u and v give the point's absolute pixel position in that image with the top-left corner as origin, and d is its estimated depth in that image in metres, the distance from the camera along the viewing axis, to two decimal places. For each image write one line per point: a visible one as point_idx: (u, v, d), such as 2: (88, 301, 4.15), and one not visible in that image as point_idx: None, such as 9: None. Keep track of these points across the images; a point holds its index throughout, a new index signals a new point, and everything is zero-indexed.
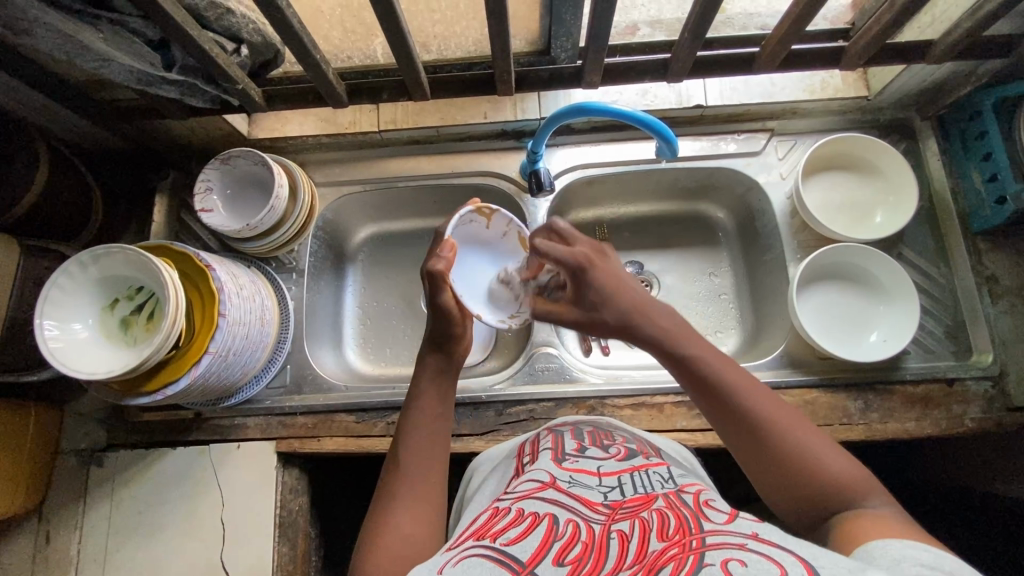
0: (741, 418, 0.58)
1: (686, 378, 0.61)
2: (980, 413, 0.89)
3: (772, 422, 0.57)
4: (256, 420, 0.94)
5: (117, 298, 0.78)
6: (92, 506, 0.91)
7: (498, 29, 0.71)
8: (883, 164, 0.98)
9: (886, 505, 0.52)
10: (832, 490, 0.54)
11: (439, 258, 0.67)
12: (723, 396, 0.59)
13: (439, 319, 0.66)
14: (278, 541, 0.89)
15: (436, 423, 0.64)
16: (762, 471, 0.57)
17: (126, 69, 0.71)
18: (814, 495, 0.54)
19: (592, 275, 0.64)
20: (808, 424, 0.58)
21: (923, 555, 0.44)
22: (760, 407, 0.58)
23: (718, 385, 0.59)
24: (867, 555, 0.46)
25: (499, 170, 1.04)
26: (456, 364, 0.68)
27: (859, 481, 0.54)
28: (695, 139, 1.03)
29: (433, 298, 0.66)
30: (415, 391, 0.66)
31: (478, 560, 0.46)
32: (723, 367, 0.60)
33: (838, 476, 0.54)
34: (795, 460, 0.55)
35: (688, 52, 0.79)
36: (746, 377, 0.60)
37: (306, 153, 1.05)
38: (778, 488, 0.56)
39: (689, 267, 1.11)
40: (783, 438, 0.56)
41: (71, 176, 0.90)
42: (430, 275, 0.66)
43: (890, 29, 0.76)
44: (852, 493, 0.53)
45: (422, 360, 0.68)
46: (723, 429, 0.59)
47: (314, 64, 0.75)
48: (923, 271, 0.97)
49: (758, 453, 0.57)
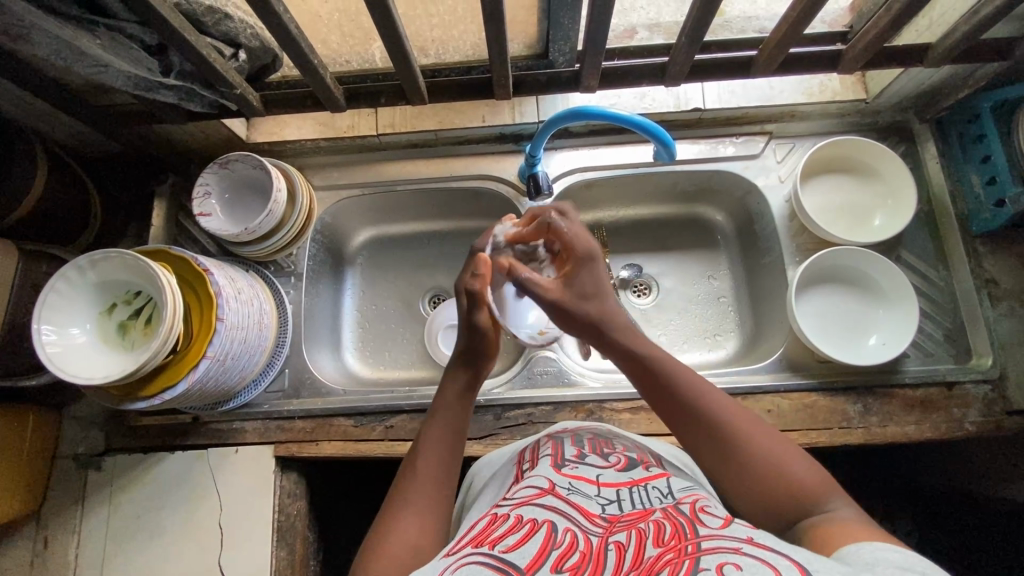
0: (703, 426, 0.59)
1: (649, 388, 0.64)
2: (980, 416, 0.89)
3: (732, 424, 0.58)
4: (255, 424, 0.94)
5: (115, 303, 0.79)
6: (90, 511, 0.91)
7: (495, 33, 0.71)
8: (883, 166, 0.98)
9: (847, 506, 0.52)
10: (791, 495, 0.54)
11: (477, 276, 0.67)
12: (686, 405, 0.60)
13: (473, 336, 0.68)
14: (276, 546, 0.88)
15: (455, 436, 0.65)
16: (726, 480, 0.57)
17: (124, 74, 0.71)
18: (776, 501, 0.54)
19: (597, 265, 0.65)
20: (773, 433, 0.59)
21: (894, 557, 0.43)
22: (721, 416, 0.59)
23: (680, 395, 0.61)
24: (842, 558, 0.45)
25: (498, 173, 1.04)
26: (481, 379, 0.69)
27: (817, 484, 0.54)
28: (693, 142, 1.03)
29: (471, 317, 0.67)
30: (438, 403, 0.67)
31: (476, 566, 0.45)
32: (686, 378, 0.62)
33: (800, 478, 0.54)
34: (757, 467, 0.55)
35: (687, 55, 0.79)
36: (710, 388, 0.62)
37: (305, 157, 1.05)
38: (742, 495, 0.56)
39: (689, 270, 1.11)
40: (745, 445, 0.57)
41: (70, 181, 0.90)
42: (470, 295, 0.67)
43: (888, 32, 0.76)
44: (813, 498, 0.53)
45: (449, 371, 0.69)
46: (688, 439, 0.61)
47: (311, 68, 0.75)
48: (923, 274, 0.96)
49: (720, 461, 0.58)
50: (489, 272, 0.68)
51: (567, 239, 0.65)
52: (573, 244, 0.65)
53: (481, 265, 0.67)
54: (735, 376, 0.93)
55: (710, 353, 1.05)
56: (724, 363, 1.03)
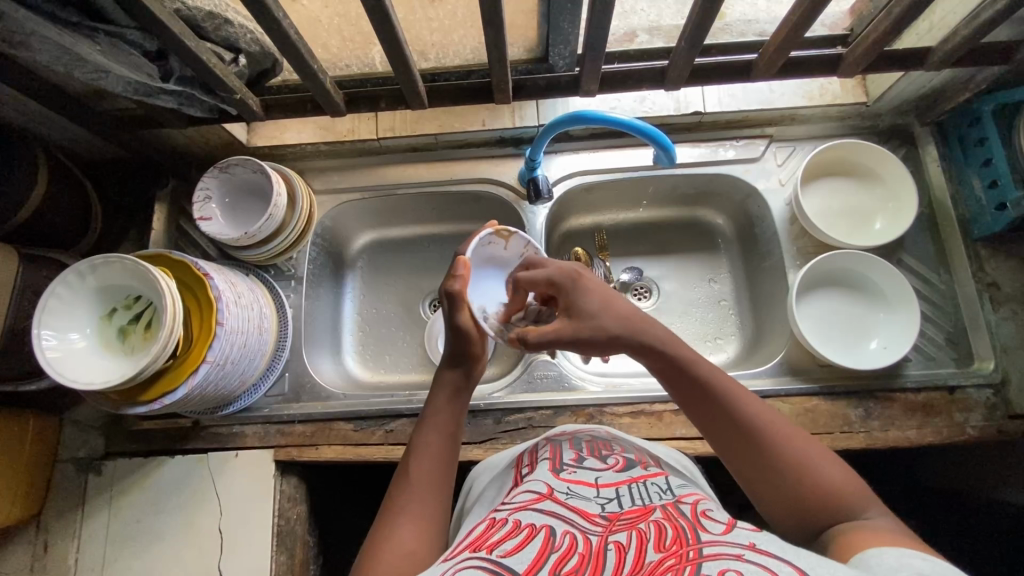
0: (739, 433, 0.58)
1: (682, 392, 0.61)
2: (982, 420, 0.88)
3: (765, 431, 0.57)
4: (255, 428, 0.94)
5: (115, 307, 0.78)
6: (90, 514, 0.91)
7: (495, 38, 0.71)
8: (883, 170, 0.98)
9: (881, 515, 0.52)
10: (829, 504, 0.53)
11: (455, 277, 0.67)
12: (721, 412, 0.59)
13: (458, 337, 0.67)
14: (275, 551, 0.88)
15: (449, 441, 0.65)
16: (760, 486, 0.57)
17: (123, 80, 0.72)
18: (812, 509, 0.54)
19: (585, 287, 0.66)
20: (804, 437, 0.58)
21: (918, 562, 0.43)
22: (758, 422, 0.58)
23: (716, 401, 0.59)
24: (863, 563, 0.45)
25: (498, 176, 1.04)
26: (471, 383, 0.69)
27: (857, 495, 0.54)
28: (693, 146, 1.02)
29: (451, 318, 0.66)
30: (430, 407, 0.67)
31: (474, 571, 0.45)
32: (721, 383, 0.60)
33: (835, 484, 0.54)
34: (792, 475, 0.55)
35: (686, 59, 0.79)
36: (745, 392, 0.60)
37: (306, 161, 1.05)
38: (775, 503, 0.56)
39: (689, 273, 1.11)
40: (781, 453, 0.56)
41: (70, 185, 0.90)
42: (449, 295, 0.67)
43: (889, 35, 0.76)
44: (848, 508, 0.53)
45: (439, 376, 0.69)
46: (721, 445, 0.59)
47: (311, 73, 0.75)
48: (924, 278, 0.96)
49: (756, 468, 0.57)
50: (467, 273, 0.68)
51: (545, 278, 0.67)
52: (555, 280, 0.67)
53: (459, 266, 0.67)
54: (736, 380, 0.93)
55: (711, 356, 1.05)
56: (724, 367, 1.03)
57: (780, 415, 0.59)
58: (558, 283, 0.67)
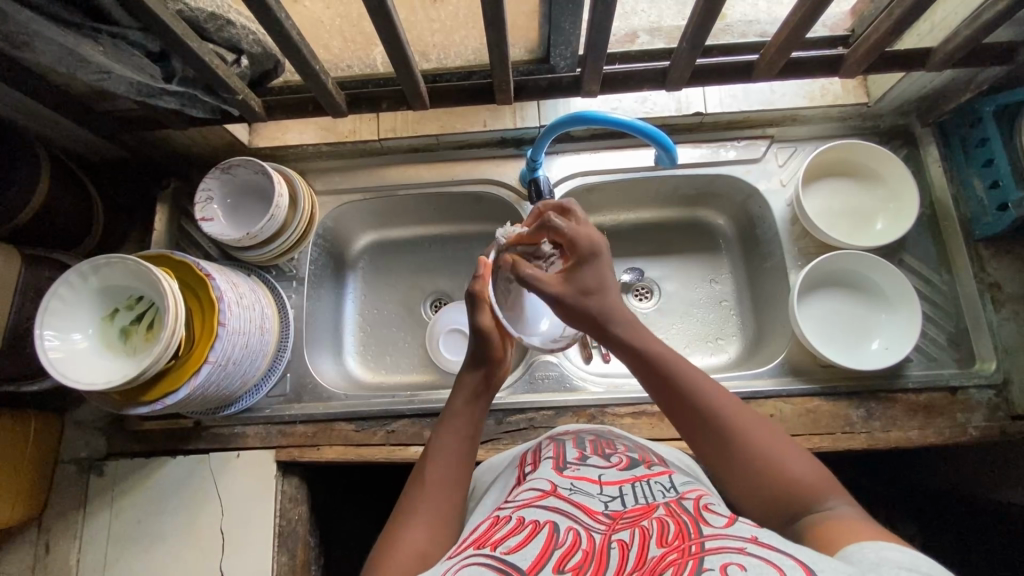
0: (705, 424, 0.58)
1: (649, 383, 0.62)
2: (984, 421, 0.88)
3: (734, 427, 0.57)
4: (256, 429, 0.94)
5: (117, 308, 0.79)
6: (92, 515, 0.91)
7: (497, 39, 0.71)
8: (883, 170, 0.98)
9: (848, 505, 0.52)
10: (792, 495, 0.53)
11: (478, 278, 0.73)
12: (687, 403, 0.59)
13: (479, 337, 0.70)
14: (277, 551, 0.88)
15: (467, 442, 0.65)
16: (726, 477, 0.57)
17: (126, 81, 0.72)
18: (776, 500, 0.54)
19: (600, 261, 0.65)
20: (772, 430, 0.58)
21: (898, 556, 0.43)
22: (723, 414, 0.58)
23: (683, 392, 0.60)
24: (845, 559, 0.45)
25: (499, 177, 1.04)
26: (493, 385, 0.70)
27: (821, 484, 0.53)
28: (694, 146, 1.02)
29: (472, 319, 0.70)
30: (450, 408, 0.68)
31: (477, 568, 0.45)
32: (689, 374, 0.61)
33: (806, 481, 0.54)
34: (757, 466, 0.55)
35: (688, 59, 0.79)
36: (714, 386, 0.60)
37: (307, 161, 1.05)
38: (742, 494, 0.56)
39: (690, 274, 1.11)
40: (745, 444, 0.56)
41: (72, 186, 0.90)
42: (470, 295, 0.72)
43: (889, 37, 0.76)
44: (812, 497, 0.53)
45: (461, 378, 0.70)
46: (692, 439, 0.60)
47: (313, 75, 0.75)
48: (925, 278, 0.96)
49: (721, 458, 0.57)
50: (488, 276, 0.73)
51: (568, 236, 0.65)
52: (576, 242, 0.65)
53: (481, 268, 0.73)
54: (737, 381, 0.93)
55: (712, 357, 1.05)
56: (726, 368, 1.03)
57: (757, 414, 0.59)
58: (577, 247, 0.65)
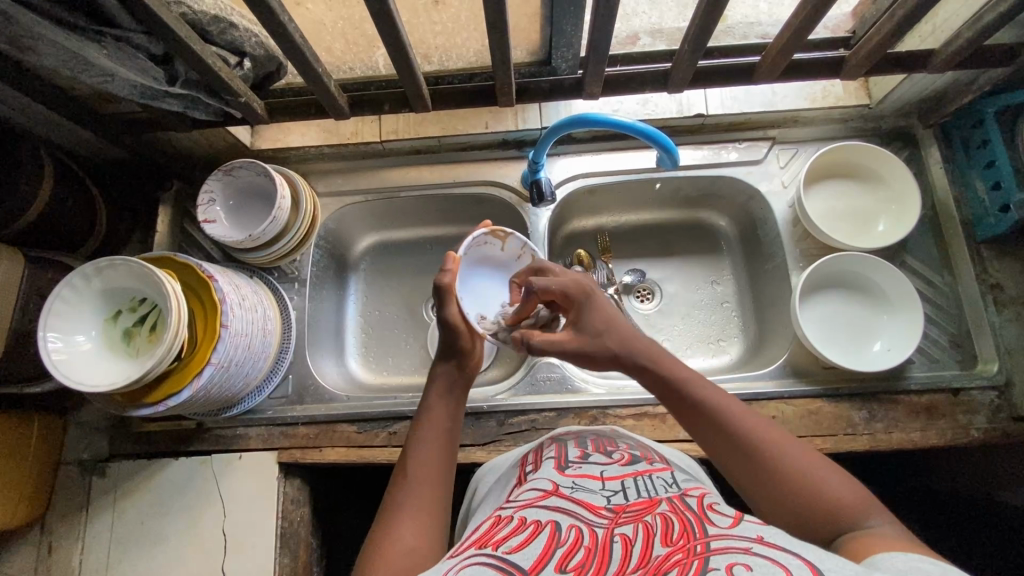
0: (729, 441, 0.59)
1: (671, 403, 0.64)
2: (987, 422, 0.88)
3: (761, 443, 0.58)
4: (258, 430, 0.94)
5: (120, 309, 0.79)
6: (94, 516, 0.91)
7: (498, 41, 0.72)
8: (885, 172, 0.98)
9: (889, 525, 0.51)
10: (830, 508, 0.53)
11: (445, 271, 0.70)
12: (711, 424, 0.60)
13: (450, 332, 0.70)
14: (279, 552, 0.88)
15: (448, 436, 0.65)
16: (753, 492, 0.57)
17: (129, 83, 0.72)
18: (806, 515, 0.54)
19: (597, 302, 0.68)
20: (792, 439, 0.59)
21: (927, 566, 0.43)
22: (748, 431, 0.59)
23: (704, 411, 0.61)
24: (874, 563, 0.45)
25: (501, 178, 1.04)
26: (465, 378, 0.70)
27: (859, 503, 0.53)
28: (696, 148, 1.02)
29: (441, 311, 0.70)
30: (424, 404, 0.68)
31: (480, 567, 0.45)
32: (706, 392, 0.62)
33: (836, 496, 0.54)
34: (785, 482, 0.55)
35: (689, 62, 0.80)
36: (737, 406, 0.61)
37: (308, 163, 1.06)
38: (770, 509, 0.56)
39: (691, 275, 1.11)
40: (771, 455, 0.57)
41: (75, 188, 0.90)
42: (438, 288, 0.70)
43: (890, 39, 0.76)
44: (848, 513, 0.53)
45: (434, 374, 0.70)
46: (718, 458, 0.60)
47: (315, 77, 0.75)
48: (927, 279, 0.96)
49: (748, 477, 0.57)
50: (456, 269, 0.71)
51: (557, 288, 0.68)
52: (566, 291, 0.68)
53: (449, 262, 0.71)
54: (738, 382, 0.93)
55: (713, 359, 1.05)
56: (727, 369, 1.03)
57: (782, 432, 0.59)
58: (569, 295, 0.68)
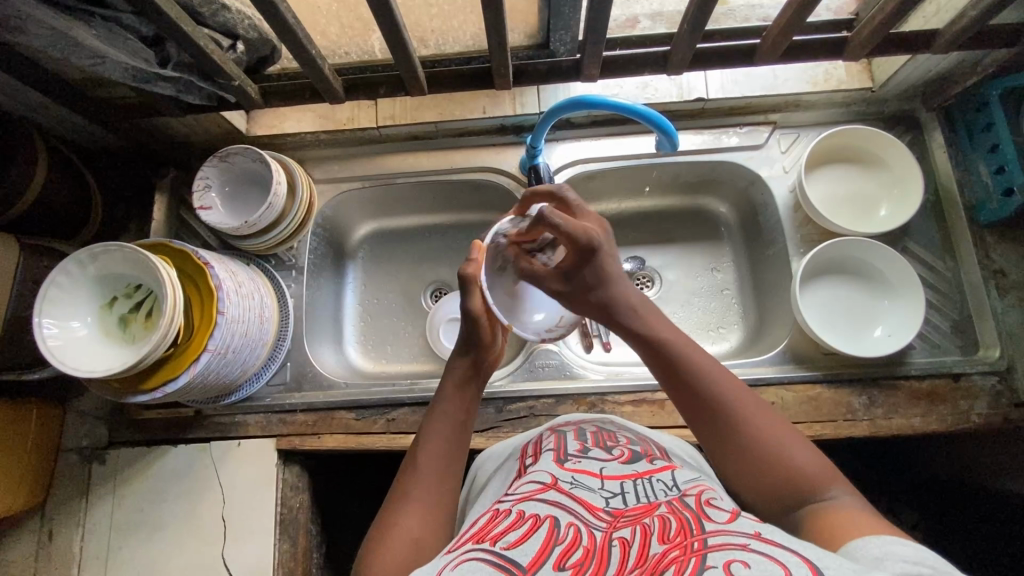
0: (707, 409, 0.59)
1: (655, 364, 0.63)
2: (987, 408, 0.88)
3: (738, 414, 0.57)
4: (257, 417, 0.94)
5: (116, 296, 0.78)
6: (94, 503, 0.91)
7: (495, 22, 0.70)
8: (889, 156, 0.97)
9: (851, 496, 0.52)
10: (792, 481, 0.54)
11: (471, 261, 0.65)
12: (688, 383, 0.60)
13: (471, 324, 0.66)
14: (279, 539, 0.89)
15: (457, 427, 0.65)
16: (726, 463, 0.58)
17: (120, 66, 0.71)
18: (778, 489, 0.55)
19: (598, 258, 0.63)
20: (776, 417, 0.58)
21: (903, 550, 0.44)
22: (727, 400, 0.58)
23: (687, 376, 0.60)
24: (847, 551, 0.46)
25: (499, 165, 1.03)
26: (483, 370, 0.69)
27: (825, 475, 0.54)
28: (696, 133, 1.01)
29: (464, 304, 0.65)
30: (438, 394, 0.67)
31: (477, 563, 0.45)
32: (693, 355, 0.61)
33: (810, 472, 0.54)
34: (763, 458, 0.55)
35: (688, 44, 0.78)
36: (720, 372, 0.61)
37: (305, 150, 1.05)
38: (745, 485, 0.57)
39: (692, 262, 1.10)
40: (745, 425, 0.57)
41: (70, 174, 0.90)
42: (462, 277, 0.65)
43: (894, 18, 0.75)
44: (814, 486, 0.53)
45: (450, 365, 0.69)
46: (695, 419, 0.60)
47: (309, 60, 0.74)
48: (928, 264, 0.95)
49: (728, 448, 0.57)
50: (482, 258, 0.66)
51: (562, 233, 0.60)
52: (575, 237, 0.61)
53: (475, 251, 0.66)
54: (737, 368, 0.93)
55: (713, 346, 1.04)
56: (727, 356, 1.03)
57: (767, 405, 0.59)
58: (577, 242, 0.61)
